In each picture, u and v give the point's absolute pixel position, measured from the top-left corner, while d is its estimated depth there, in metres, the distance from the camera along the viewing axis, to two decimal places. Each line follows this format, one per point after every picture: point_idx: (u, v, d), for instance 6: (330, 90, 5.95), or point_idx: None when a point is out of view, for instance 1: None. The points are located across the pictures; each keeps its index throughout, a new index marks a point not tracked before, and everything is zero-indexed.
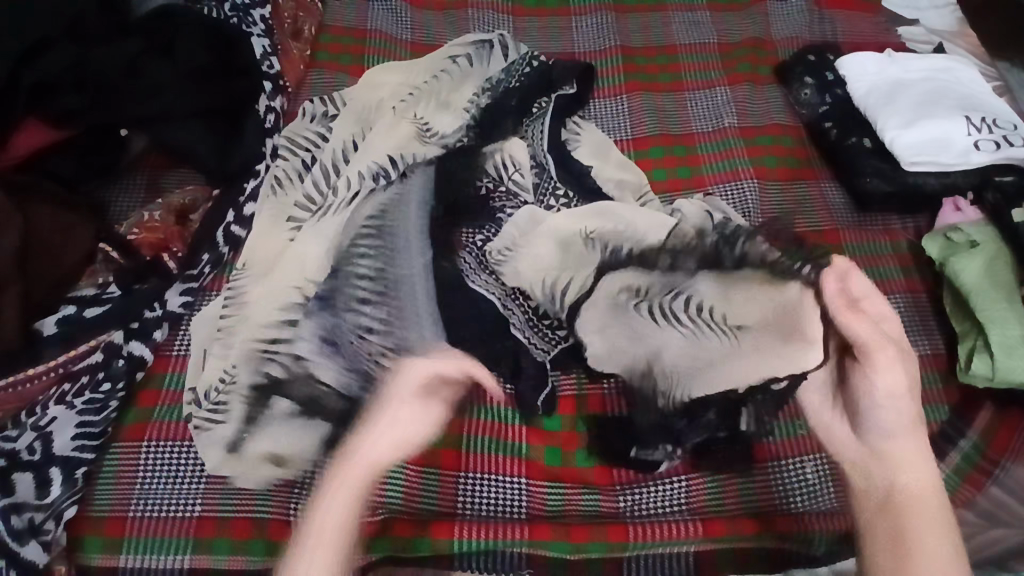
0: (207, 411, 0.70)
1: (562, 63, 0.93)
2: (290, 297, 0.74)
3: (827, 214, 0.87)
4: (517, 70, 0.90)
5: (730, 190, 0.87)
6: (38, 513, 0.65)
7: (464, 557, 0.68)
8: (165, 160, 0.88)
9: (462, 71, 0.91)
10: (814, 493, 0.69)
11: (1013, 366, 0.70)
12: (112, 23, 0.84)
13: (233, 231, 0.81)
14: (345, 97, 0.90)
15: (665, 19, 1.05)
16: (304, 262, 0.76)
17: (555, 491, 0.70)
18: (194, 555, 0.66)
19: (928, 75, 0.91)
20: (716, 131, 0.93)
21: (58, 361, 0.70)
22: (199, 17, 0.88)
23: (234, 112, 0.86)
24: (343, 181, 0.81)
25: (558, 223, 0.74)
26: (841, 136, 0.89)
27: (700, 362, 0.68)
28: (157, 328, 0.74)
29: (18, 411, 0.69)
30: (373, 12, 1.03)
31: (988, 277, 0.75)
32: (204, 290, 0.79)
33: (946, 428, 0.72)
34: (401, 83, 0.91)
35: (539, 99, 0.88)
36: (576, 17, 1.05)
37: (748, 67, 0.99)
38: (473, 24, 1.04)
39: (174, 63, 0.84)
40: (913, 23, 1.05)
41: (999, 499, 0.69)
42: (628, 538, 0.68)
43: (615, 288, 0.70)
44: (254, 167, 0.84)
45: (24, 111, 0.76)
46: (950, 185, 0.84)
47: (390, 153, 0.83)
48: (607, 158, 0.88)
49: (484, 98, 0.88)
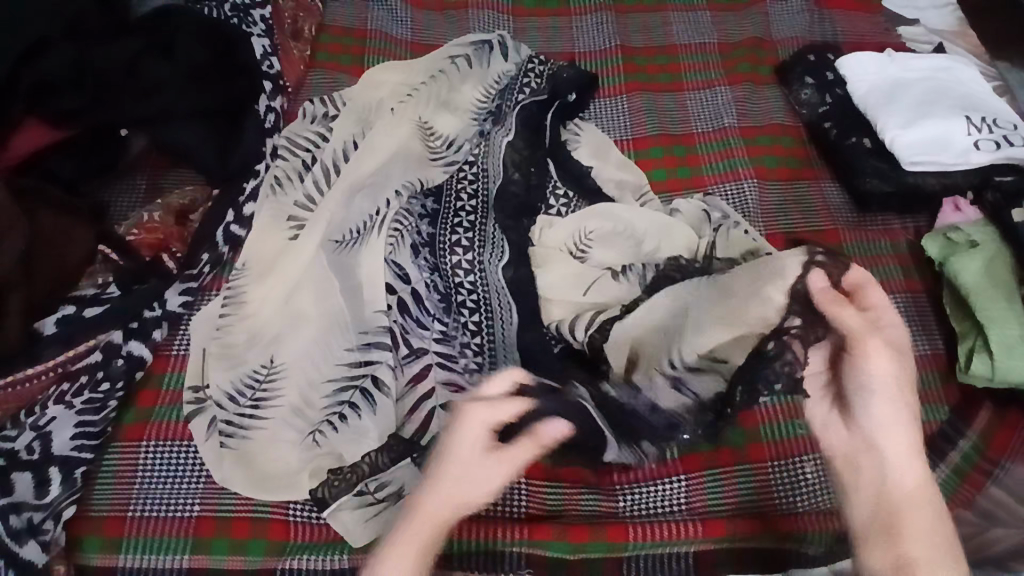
0: (229, 417, 0.70)
1: (565, 70, 0.92)
2: (299, 304, 0.75)
3: (827, 214, 0.87)
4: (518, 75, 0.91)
5: (730, 190, 0.88)
6: (37, 513, 0.65)
7: (462, 558, 0.67)
8: (165, 160, 0.88)
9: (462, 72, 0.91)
10: (813, 493, 0.69)
11: (1013, 366, 0.70)
12: (112, 23, 0.84)
13: (233, 231, 0.81)
14: (345, 97, 0.90)
15: (665, 19, 1.05)
16: (307, 263, 0.77)
17: (555, 490, 0.70)
18: (193, 555, 0.65)
19: (927, 75, 0.91)
20: (716, 131, 0.93)
21: (58, 361, 0.70)
22: (199, 18, 0.88)
23: (234, 112, 0.86)
24: (344, 182, 0.82)
25: (568, 232, 0.78)
26: (841, 135, 0.89)
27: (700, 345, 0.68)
28: (157, 328, 0.74)
29: (18, 411, 0.69)
30: (373, 12, 1.03)
31: (987, 277, 0.75)
32: (204, 290, 0.79)
33: (945, 428, 0.72)
34: (401, 83, 0.91)
35: (542, 101, 0.88)
36: (577, 17, 1.05)
37: (748, 67, 0.99)
38: (473, 24, 1.03)
39: (174, 63, 0.83)
40: (913, 23, 1.05)
41: (998, 498, 0.69)
42: (627, 539, 0.67)
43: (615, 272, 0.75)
44: (254, 167, 0.84)
45: (24, 110, 0.76)
46: (950, 185, 0.84)
47: (391, 153, 0.84)
48: (606, 159, 0.88)
49: (486, 103, 0.90)
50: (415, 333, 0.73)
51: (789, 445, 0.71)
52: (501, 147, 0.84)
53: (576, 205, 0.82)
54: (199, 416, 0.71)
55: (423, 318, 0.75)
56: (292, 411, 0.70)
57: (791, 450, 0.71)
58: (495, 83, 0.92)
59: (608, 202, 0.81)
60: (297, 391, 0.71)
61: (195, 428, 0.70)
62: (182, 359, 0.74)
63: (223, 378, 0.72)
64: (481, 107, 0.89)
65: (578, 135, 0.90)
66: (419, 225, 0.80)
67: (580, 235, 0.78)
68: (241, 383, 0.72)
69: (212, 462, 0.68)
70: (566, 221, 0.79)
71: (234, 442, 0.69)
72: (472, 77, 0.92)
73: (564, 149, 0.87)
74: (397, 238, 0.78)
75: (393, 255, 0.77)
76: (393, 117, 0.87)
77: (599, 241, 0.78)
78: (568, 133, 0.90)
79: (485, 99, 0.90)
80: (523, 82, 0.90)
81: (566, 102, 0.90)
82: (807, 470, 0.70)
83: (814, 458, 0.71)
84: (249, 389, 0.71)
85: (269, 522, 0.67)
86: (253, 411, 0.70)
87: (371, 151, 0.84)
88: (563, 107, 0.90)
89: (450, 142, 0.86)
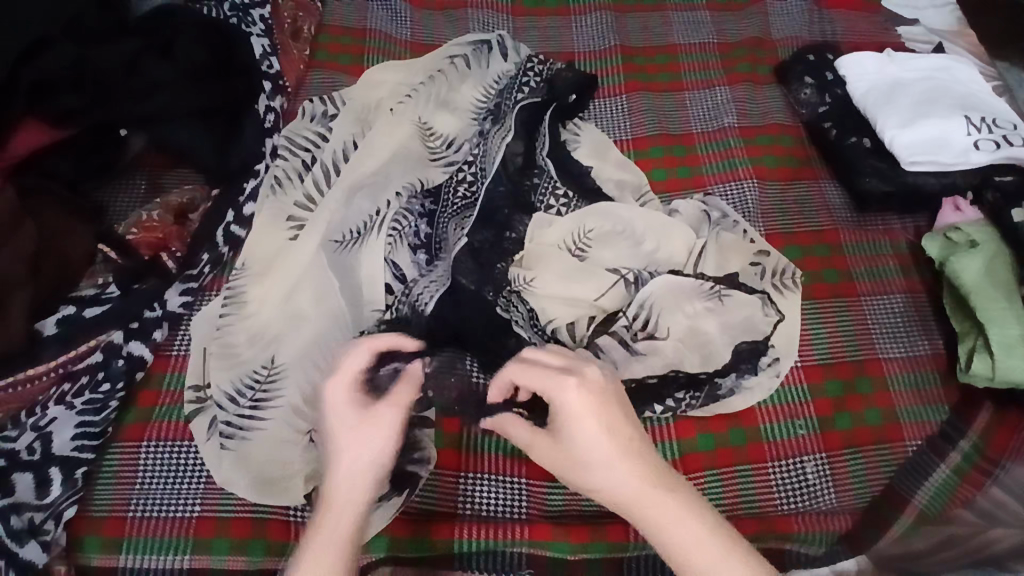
0: (231, 416, 0.70)
1: (566, 74, 0.92)
2: (298, 305, 0.75)
3: (827, 214, 0.87)
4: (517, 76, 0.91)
5: (730, 190, 0.88)
6: (38, 513, 0.65)
7: (465, 557, 0.67)
8: (164, 160, 0.88)
9: (462, 72, 0.91)
10: (814, 493, 0.70)
11: (1013, 366, 0.69)
12: (111, 22, 0.84)
13: (233, 231, 0.80)
14: (345, 96, 0.90)
15: (665, 19, 1.05)
16: (307, 262, 0.77)
17: (555, 491, 0.70)
18: (194, 555, 0.65)
19: (927, 75, 0.91)
20: (715, 131, 0.93)
21: (57, 361, 0.70)
22: (199, 18, 0.88)
23: (234, 112, 0.86)
24: (344, 182, 0.81)
25: (566, 232, 0.78)
26: (840, 136, 0.89)
27: (700, 342, 0.73)
28: (157, 328, 0.74)
29: (18, 411, 0.69)
30: (373, 11, 1.03)
31: (988, 276, 0.75)
32: (204, 290, 0.78)
33: (945, 428, 0.72)
34: (401, 82, 0.91)
35: (541, 102, 0.88)
36: (576, 17, 1.05)
37: (748, 67, 0.99)
38: (472, 24, 1.04)
39: (173, 63, 0.83)
40: (913, 23, 1.05)
41: (1000, 499, 0.68)
42: (627, 539, 0.67)
43: (612, 279, 0.75)
44: (253, 167, 0.84)
45: (23, 110, 0.76)
46: (950, 185, 0.84)
47: (392, 154, 0.84)
48: (604, 160, 0.87)
49: (486, 103, 0.90)
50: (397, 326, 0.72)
51: (790, 444, 0.72)
52: (499, 144, 0.83)
53: (576, 205, 0.81)
54: (199, 416, 0.71)
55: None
56: (288, 409, 0.70)
57: (792, 450, 0.71)
58: (494, 82, 0.92)
59: (608, 201, 0.81)
60: (297, 391, 0.71)
61: (195, 429, 0.70)
62: (182, 359, 0.74)
63: (220, 379, 0.72)
64: (481, 107, 0.89)
65: (580, 137, 0.89)
66: (418, 225, 0.80)
67: (577, 235, 0.78)
68: (240, 384, 0.71)
69: (211, 462, 0.68)
70: (563, 219, 0.78)
71: (234, 441, 0.69)
72: (471, 76, 0.92)
73: (564, 150, 0.87)
74: (397, 237, 0.78)
75: (393, 254, 0.77)
76: (393, 118, 0.86)
77: (599, 240, 0.78)
78: (569, 134, 0.89)
79: (485, 99, 0.90)
80: (521, 81, 0.90)
81: (563, 104, 0.90)
82: (807, 470, 0.71)
83: (815, 458, 0.71)
84: (251, 386, 0.71)
85: (270, 521, 0.67)
86: (252, 411, 0.70)
87: (370, 151, 0.84)
88: (562, 108, 0.90)
89: (450, 142, 0.86)
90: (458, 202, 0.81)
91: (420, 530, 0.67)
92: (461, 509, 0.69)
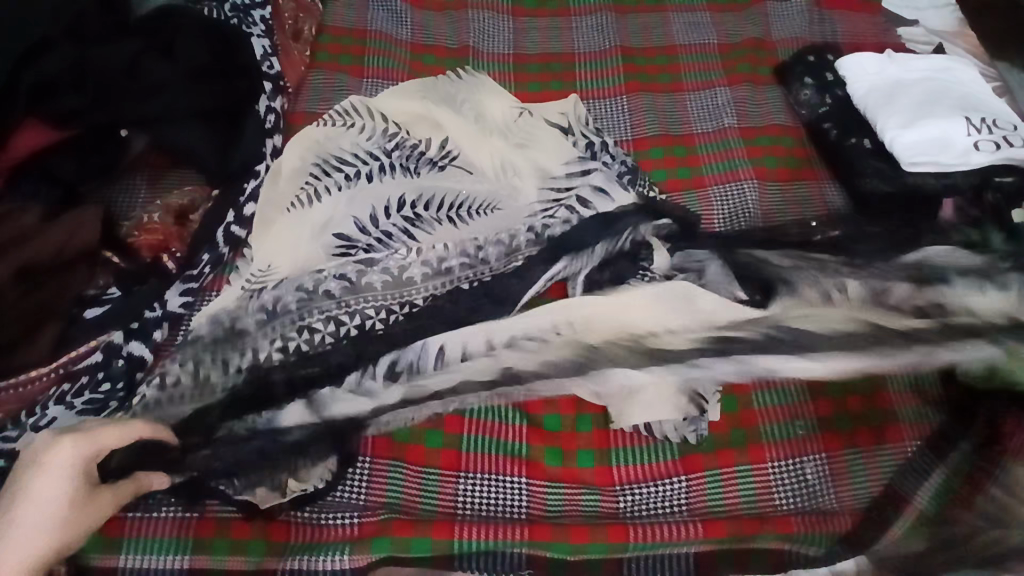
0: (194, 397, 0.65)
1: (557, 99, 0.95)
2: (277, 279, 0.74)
3: (827, 214, 0.85)
4: (527, 116, 0.91)
5: (730, 190, 0.87)
6: None
7: (464, 557, 0.66)
8: (165, 160, 0.87)
9: (478, 82, 0.95)
10: (812, 493, 0.70)
11: None
12: (112, 23, 0.85)
13: (233, 231, 0.80)
14: (360, 101, 0.91)
15: (665, 19, 1.06)
16: (303, 259, 0.76)
17: (555, 491, 0.70)
18: (194, 555, 0.65)
19: (927, 75, 0.92)
20: (716, 131, 0.93)
21: (58, 361, 0.69)
22: (199, 18, 0.90)
23: (234, 112, 0.86)
24: (348, 188, 0.82)
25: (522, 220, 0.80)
26: (841, 136, 0.90)
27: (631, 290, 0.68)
28: (157, 328, 0.73)
29: (18, 411, 0.67)
30: (373, 12, 1.04)
31: None
32: (205, 290, 0.77)
33: None
34: (416, 87, 0.93)
35: (556, 116, 0.91)
36: (576, 17, 1.06)
37: (748, 67, 1.00)
38: (473, 24, 1.05)
39: (174, 64, 0.85)
40: (913, 23, 1.06)
41: None
42: (628, 539, 0.68)
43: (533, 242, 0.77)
44: (254, 167, 0.83)
45: (24, 111, 0.78)
46: (950, 186, 0.82)
47: (394, 159, 0.85)
48: (618, 178, 0.84)
49: (513, 112, 0.91)
50: (314, 302, 0.72)
51: (790, 445, 0.72)
52: (524, 182, 0.84)
53: (555, 210, 0.80)
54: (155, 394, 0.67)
55: (276, 336, 0.69)
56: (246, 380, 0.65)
57: (792, 450, 0.72)
58: (543, 109, 0.92)
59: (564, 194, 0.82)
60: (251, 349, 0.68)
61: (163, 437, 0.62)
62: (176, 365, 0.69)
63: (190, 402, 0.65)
64: (504, 116, 0.91)
65: (610, 154, 0.87)
66: (392, 224, 0.80)
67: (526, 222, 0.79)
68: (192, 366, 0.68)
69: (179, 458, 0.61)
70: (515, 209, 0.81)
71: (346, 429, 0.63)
72: (492, 88, 0.94)
73: (574, 174, 0.84)
74: (361, 245, 0.77)
75: (335, 255, 0.77)
76: (403, 138, 0.88)
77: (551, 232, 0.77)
78: (591, 156, 0.86)
79: (512, 107, 0.91)
80: (544, 111, 0.91)
81: (566, 126, 0.90)
82: (807, 470, 0.71)
83: (814, 458, 0.72)
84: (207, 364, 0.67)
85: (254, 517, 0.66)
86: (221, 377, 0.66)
87: (378, 160, 0.85)
88: (576, 122, 0.91)
89: (458, 151, 0.87)
90: (463, 232, 0.79)
91: (421, 530, 0.67)
92: (311, 519, 0.67)
